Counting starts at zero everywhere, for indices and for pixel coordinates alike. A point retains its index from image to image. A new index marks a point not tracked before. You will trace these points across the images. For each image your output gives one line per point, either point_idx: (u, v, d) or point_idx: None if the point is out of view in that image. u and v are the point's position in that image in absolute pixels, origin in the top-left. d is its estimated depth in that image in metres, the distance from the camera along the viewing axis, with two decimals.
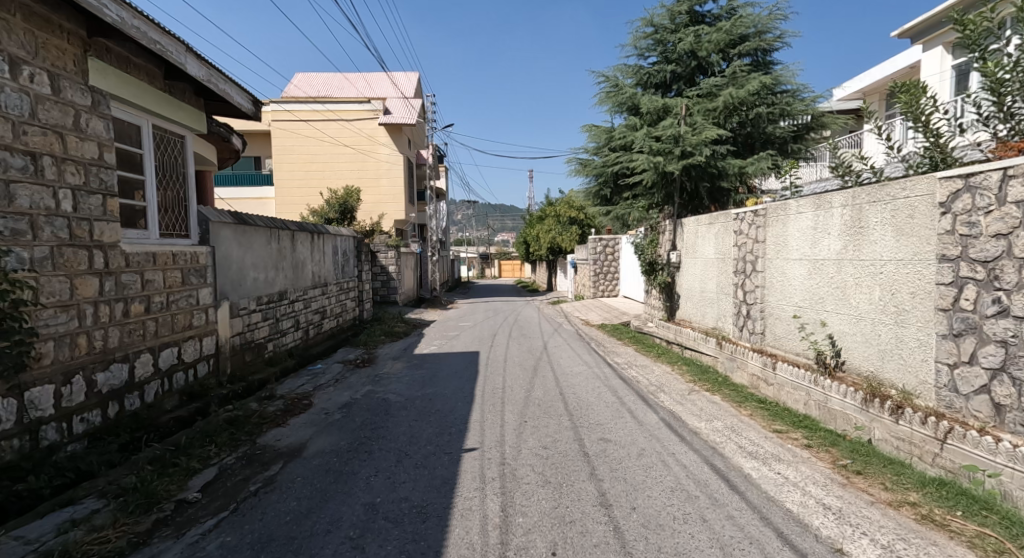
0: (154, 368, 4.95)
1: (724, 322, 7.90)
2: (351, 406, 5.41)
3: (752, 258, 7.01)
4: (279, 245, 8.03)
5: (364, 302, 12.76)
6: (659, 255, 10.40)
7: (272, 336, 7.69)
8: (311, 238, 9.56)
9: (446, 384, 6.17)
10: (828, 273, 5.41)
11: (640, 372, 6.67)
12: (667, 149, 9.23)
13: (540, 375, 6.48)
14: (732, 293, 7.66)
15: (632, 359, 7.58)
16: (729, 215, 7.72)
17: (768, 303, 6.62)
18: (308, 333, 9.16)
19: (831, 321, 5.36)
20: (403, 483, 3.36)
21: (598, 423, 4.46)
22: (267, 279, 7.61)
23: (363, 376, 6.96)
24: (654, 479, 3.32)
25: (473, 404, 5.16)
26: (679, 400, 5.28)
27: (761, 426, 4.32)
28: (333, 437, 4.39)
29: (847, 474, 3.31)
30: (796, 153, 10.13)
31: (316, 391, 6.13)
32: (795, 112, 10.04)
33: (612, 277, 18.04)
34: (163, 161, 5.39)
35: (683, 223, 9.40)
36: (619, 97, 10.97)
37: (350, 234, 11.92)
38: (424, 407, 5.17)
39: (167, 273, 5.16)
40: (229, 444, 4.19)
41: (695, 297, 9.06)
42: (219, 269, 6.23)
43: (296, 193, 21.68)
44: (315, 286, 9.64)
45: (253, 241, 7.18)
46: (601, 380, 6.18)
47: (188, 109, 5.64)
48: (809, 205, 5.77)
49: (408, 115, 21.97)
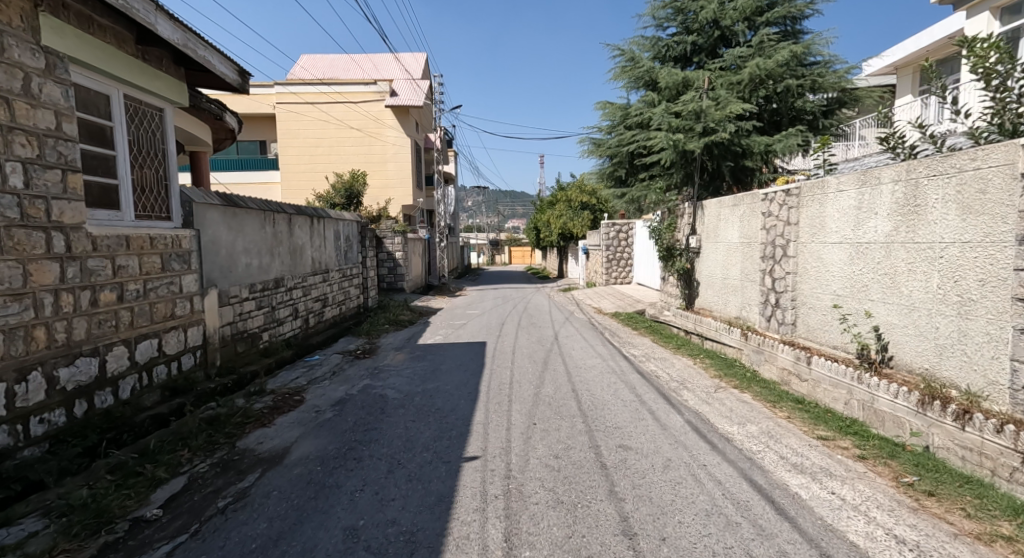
0: (130, 362, 4.54)
1: (749, 311, 7.36)
2: (346, 403, 4.97)
3: (782, 242, 6.44)
4: (275, 229, 7.60)
5: (368, 290, 12.34)
6: (677, 240, 9.83)
7: (268, 325, 7.29)
8: (311, 222, 9.10)
9: (448, 378, 5.72)
10: (875, 258, 4.86)
11: (659, 366, 6.15)
12: (689, 126, 8.65)
13: (550, 369, 6.01)
14: (759, 280, 7.10)
15: (651, 351, 7.06)
16: (758, 196, 7.12)
17: (803, 292, 6.07)
18: (307, 322, 8.77)
19: (877, 312, 4.81)
20: (391, 501, 2.89)
21: (616, 427, 3.97)
22: (262, 265, 7.19)
23: (362, 368, 6.53)
24: (685, 499, 2.83)
25: (478, 402, 4.70)
26: (705, 398, 4.76)
27: (804, 432, 3.79)
28: (321, 440, 3.95)
29: (915, 496, 2.79)
30: (829, 131, 9.45)
31: (311, 385, 5.71)
32: (827, 85, 9.35)
33: (625, 263, 17.43)
34: (139, 135, 4.94)
35: (704, 205, 8.82)
36: (636, 71, 10.36)
37: (355, 218, 11.47)
38: (423, 406, 4.71)
39: (143, 259, 4.74)
40: (204, 449, 3.74)
41: (716, 285, 8.49)
42: (205, 254, 5.81)
43: (302, 178, 21.27)
44: (316, 273, 9.23)
45: (246, 225, 6.75)
46: (617, 375, 5.68)
47: (167, 80, 5.17)
48: (853, 181, 5.18)
49: (416, 96, 21.44)
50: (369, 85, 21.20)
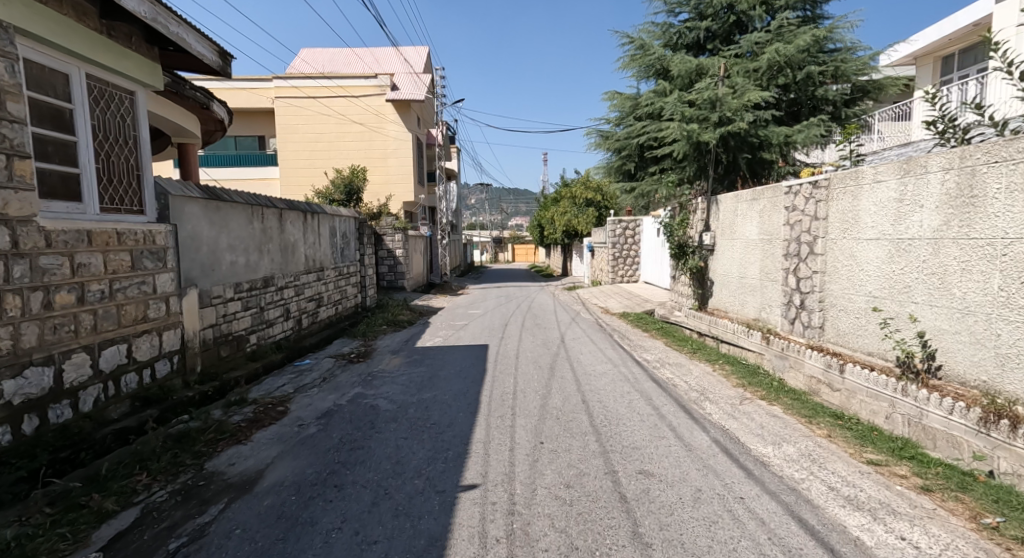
0: (93, 371, 4.09)
1: (770, 312, 6.90)
2: (333, 415, 4.52)
3: (809, 239, 5.97)
4: (264, 225, 7.15)
5: (367, 289, 11.89)
6: (690, 237, 9.34)
7: (256, 327, 6.85)
8: (304, 218, 8.65)
9: (446, 386, 5.27)
10: (919, 256, 4.37)
11: (675, 373, 5.68)
12: (704, 116, 8.18)
13: (558, 376, 5.56)
14: (781, 280, 6.64)
15: (665, 355, 6.59)
16: (780, 189, 6.64)
17: (833, 293, 5.59)
18: (300, 323, 8.34)
19: (923, 316, 4.32)
20: (373, 545, 2.44)
21: (634, 447, 3.51)
22: (249, 262, 6.76)
23: (355, 374, 6.08)
24: (724, 545, 2.36)
25: (479, 416, 4.24)
26: (730, 412, 4.31)
27: (850, 455, 3.32)
28: (300, 462, 3.50)
29: (1004, 544, 2.32)
30: (853, 121, 8.94)
31: (298, 393, 5.26)
32: (849, 73, 8.82)
33: (632, 261, 16.92)
34: (106, 120, 4.48)
35: (719, 200, 8.35)
36: (646, 60, 9.87)
37: (352, 214, 11.01)
38: (419, 419, 4.25)
39: (109, 256, 4.30)
40: (166, 472, 3.29)
41: (733, 284, 8.02)
42: (183, 250, 5.37)
43: (301, 173, 20.84)
44: (309, 271, 8.78)
45: (231, 220, 6.31)
46: (631, 383, 5.22)
47: (138, 60, 4.72)
48: (893, 171, 4.69)
49: (417, 90, 20.98)
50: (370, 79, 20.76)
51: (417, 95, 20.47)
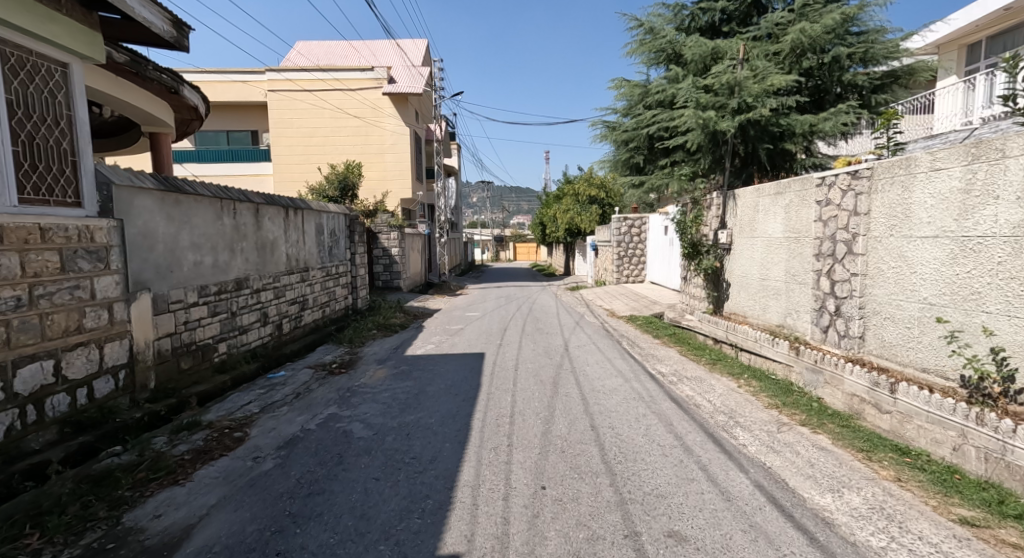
0: (5, 395, 3.45)
1: (799, 318, 6.21)
2: (297, 444, 3.83)
3: (846, 236, 5.27)
4: (235, 221, 6.47)
5: (358, 290, 11.20)
6: (703, 235, 8.62)
7: (226, 335, 6.18)
8: (286, 213, 7.95)
9: (434, 406, 4.58)
10: (993, 256, 3.68)
11: (695, 390, 4.99)
12: (721, 103, 7.51)
13: (562, 394, 4.88)
14: (811, 282, 5.95)
15: (681, 367, 5.89)
16: (811, 181, 5.94)
17: (878, 298, 4.89)
18: (281, 328, 7.66)
19: (1000, 328, 3.64)
20: None
21: (659, 496, 2.83)
22: (218, 263, 6.08)
23: (333, 389, 5.41)
24: None
25: (470, 449, 3.55)
26: (767, 442, 3.64)
27: (934, 510, 2.62)
28: (243, 512, 2.83)
29: None
30: (881, 110, 8.24)
31: (263, 414, 4.57)
32: (880, 56, 8.08)
33: (637, 260, 16.21)
34: (29, 96, 3.80)
35: (738, 195, 7.68)
36: (656, 44, 9.16)
37: (342, 210, 10.32)
38: (398, 452, 3.56)
39: (28, 256, 3.65)
40: (68, 531, 2.62)
41: (754, 287, 7.32)
42: (133, 249, 4.68)
43: (295, 169, 20.15)
44: (292, 272, 8.10)
45: (195, 215, 5.63)
46: (646, 403, 4.54)
47: (72, 26, 4.04)
48: (958, 156, 3.98)
49: (415, 84, 20.27)
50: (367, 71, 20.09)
51: (415, 89, 19.80)
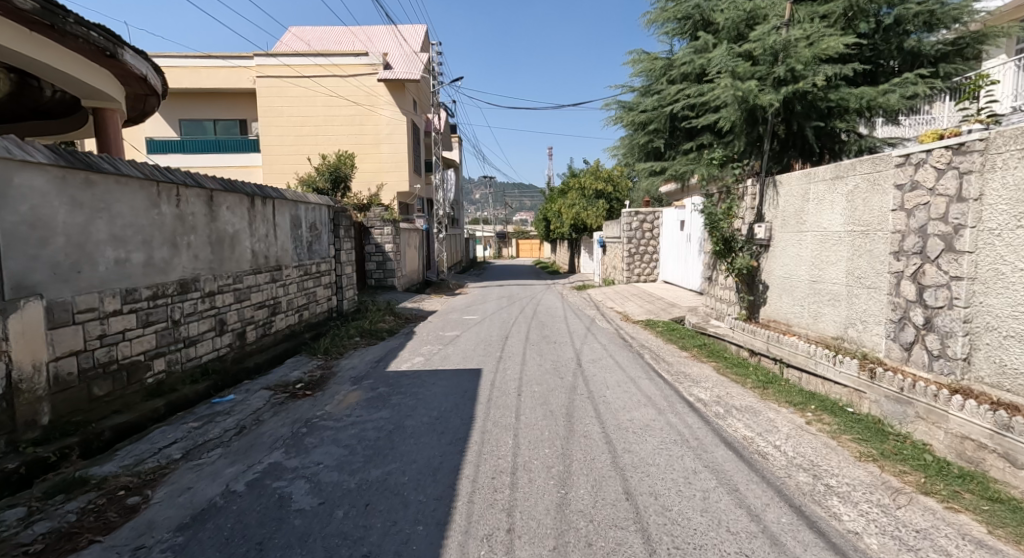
0: None
1: (866, 330, 5.06)
2: (209, 519, 2.71)
3: (943, 230, 4.12)
4: (178, 209, 5.32)
5: (343, 290, 10.04)
6: (737, 229, 7.43)
7: (164, 349, 5.03)
8: (250, 203, 6.80)
9: (411, 455, 3.44)
10: None
11: (749, 426, 3.89)
12: (762, 72, 6.41)
13: (580, 434, 3.74)
14: (887, 288, 4.78)
15: (725, 393, 4.73)
16: (889, 161, 4.76)
17: (997, 312, 3.71)
18: (243, 338, 6.52)
19: None
20: None
21: None
22: (153, 260, 4.94)
23: (288, 421, 4.29)
24: None
25: (454, 541, 2.42)
26: (881, 521, 2.54)
27: None
28: None
29: None
30: (951, 82, 7.02)
31: (184, 464, 3.45)
32: (949, 17, 6.89)
33: (650, 259, 15.03)
34: None
35: (782, 181, 6.54)
36: (680, 9, 8.01)
37: (324, 201, 9.17)
38: (348, 543, 2.43)
39: None
40: None
41: (802, 290, 6.16)
42: (14, 244, 3.55)
43: (285, 160, 18.99)
44: (258, 271, 6.95)
45: (118, 201, 4.49)
46: (693, 450, 3.42)
47: None
48: None
49: (412, 70, 19.11)
50: (362, 57, 18.98)
51: (412, 75, 18.65)
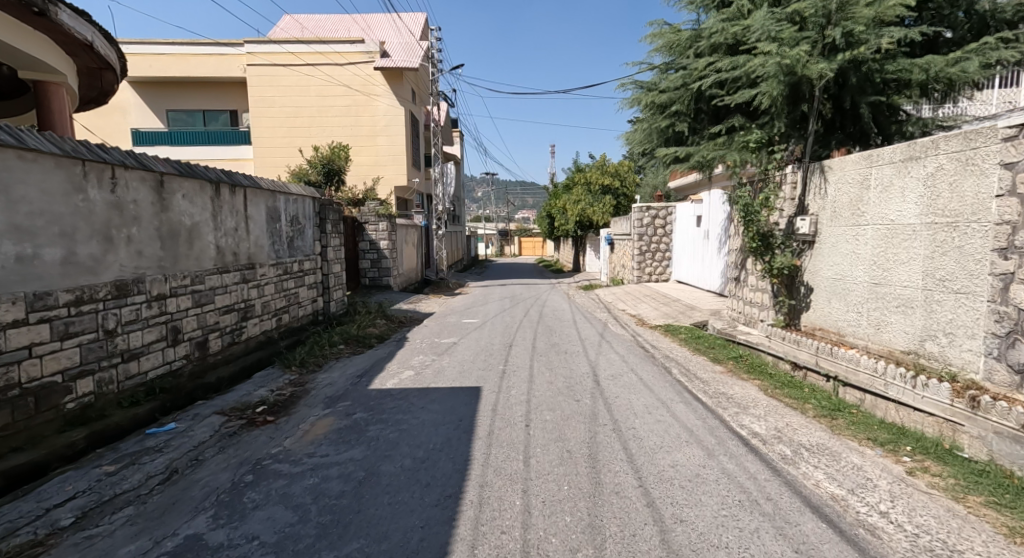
0: None
1: (955, 345, 4.10)
2: None
3: None
4: (115, 194, 4.39)
5: (329, 292, 9.08)
6: (775, 223, 6.45)
7: (93, 367, 4.09)
8: (215, 190, 5.85)
9: (381, 525, 2.49)
10: None
11: (831, 475, 2.96)
12: (811, 38, 5.45)
13: (611, 490, 2.79)
14: (987, 294, 3.82)
15: (786, 425, 3.77)
16: (991, 134, 3.80)
17: None
18: (205, 348, 5.57)
19: None
20: None
21: None
22: (77, 256, 4.01)
23: (232, 463, 3.35)
24: None
25: None
26: None
27: None
28: None
29: None
30: None
31: (70, 536, 2.52)
32: None
33: (662, 257, 14.04)
34: None
35: (832, 166, 5.58)
36: None
37: (308, 192, 8.21)
38: None
39: None
40: None
41: (860, 294, 5.20)
42: None
43: (277, 152, 18.07)
44: (225, 269, 6.00)
45: (22, 182, 3.58)
46: (770, 520, 2.48)
47: None
48: None
49: (410, 57, 18.17)
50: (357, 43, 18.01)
51: (410, 63, 17.71)
